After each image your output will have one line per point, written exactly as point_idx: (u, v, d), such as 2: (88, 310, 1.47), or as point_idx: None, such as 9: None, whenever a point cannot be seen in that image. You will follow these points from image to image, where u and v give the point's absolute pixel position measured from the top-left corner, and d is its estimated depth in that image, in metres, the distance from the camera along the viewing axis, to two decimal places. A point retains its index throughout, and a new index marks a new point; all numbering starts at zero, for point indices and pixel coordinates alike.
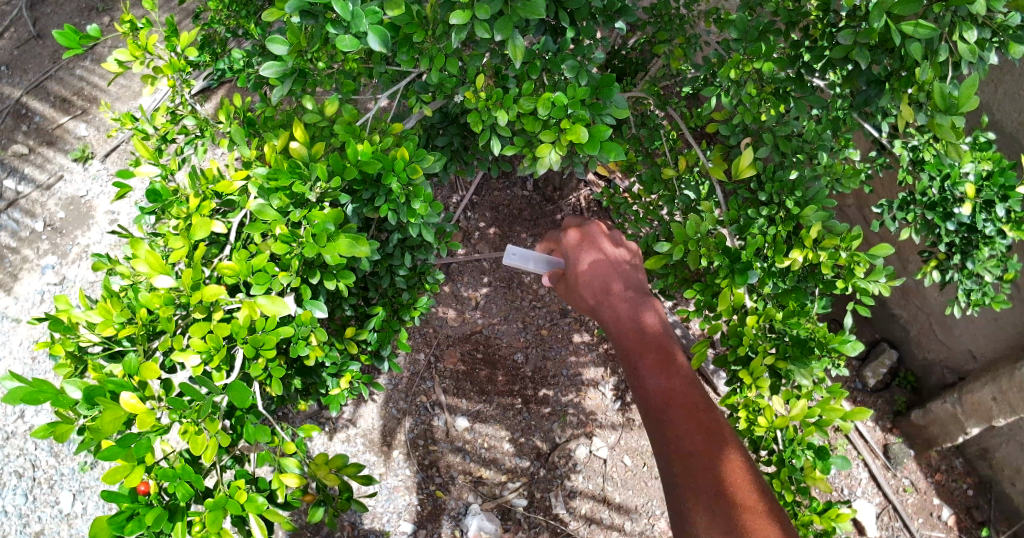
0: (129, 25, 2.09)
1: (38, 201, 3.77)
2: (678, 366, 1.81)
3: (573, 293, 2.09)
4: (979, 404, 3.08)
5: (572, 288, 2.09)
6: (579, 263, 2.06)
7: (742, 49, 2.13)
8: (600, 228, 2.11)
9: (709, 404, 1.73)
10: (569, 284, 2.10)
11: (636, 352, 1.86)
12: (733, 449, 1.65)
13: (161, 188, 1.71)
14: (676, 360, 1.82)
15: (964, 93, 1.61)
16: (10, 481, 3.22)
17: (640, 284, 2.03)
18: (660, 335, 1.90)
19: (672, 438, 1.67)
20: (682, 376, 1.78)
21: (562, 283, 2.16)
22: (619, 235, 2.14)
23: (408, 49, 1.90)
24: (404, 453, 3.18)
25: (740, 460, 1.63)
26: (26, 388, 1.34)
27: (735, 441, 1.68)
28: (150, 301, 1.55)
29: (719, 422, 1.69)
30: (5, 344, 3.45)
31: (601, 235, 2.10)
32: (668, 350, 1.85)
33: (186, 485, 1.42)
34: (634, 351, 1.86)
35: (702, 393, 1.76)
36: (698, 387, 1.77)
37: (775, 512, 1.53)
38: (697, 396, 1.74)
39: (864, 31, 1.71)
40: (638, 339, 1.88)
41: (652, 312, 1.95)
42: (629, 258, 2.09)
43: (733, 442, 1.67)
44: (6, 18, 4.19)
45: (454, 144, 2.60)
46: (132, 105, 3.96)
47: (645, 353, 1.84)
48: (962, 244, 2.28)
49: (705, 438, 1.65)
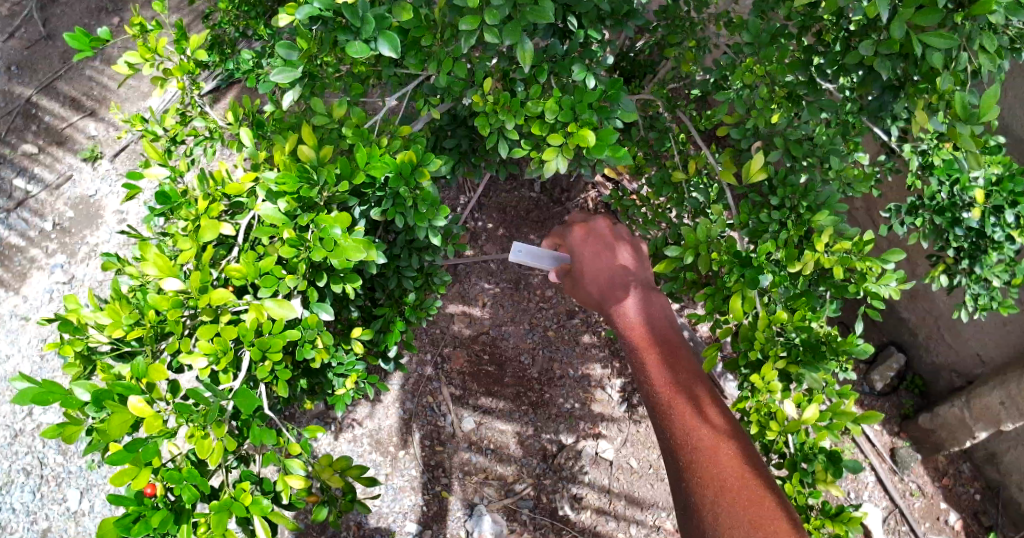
0: (139, 28, 2.08)
1: (47, 201, 3.79)
2: (683, 364, 1.80)
3: (579, 290, 2.08)
4: (988, 408, 3.07)
5: (578, 283, 2.08)
6: (584, 259, 2.05)
7: (754, 53, 2.13)
8: (605, 223, 2.10)
9: (716, 402, 1.72)
10: (574, 280, 2.09)
11: (642, 350, 1.85)
12: (742, 447, 1.64)
13: (170, 190, 1.71)
14: (682, 356, 1.81)
15: (984, 103, 1.58)
16: (18, 478, 3.24)
17: (646, 280, 2.01)
18: (667, 332, 1.89)
19: (680, 434, 1.66)
20: (688, 371, 1.77)
21: (568, 279, 2.15)
22: (625, 229, 2.13)
23: (416, 52, 1.91)
24: (410, 453, 3.20)
25: (749, 458, 1.62)
26: (37, 389, 1.36)
27: (743, 438, 1.67)
28: (159, 304, 1.54)
29: (725, 419, 1.69)
30: (14, 342, 3.47)
31: (606, 230, 2.09)
32: (675, 347, 1.84)
33: (192, 488, 1.44)
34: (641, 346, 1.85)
35: (709, 390, 1.75)
36: (705, 385, 1.76)
37: (782, 506, 1.54)
38: (704, 393, 1.73)
39: (886, 40, 1.69)
40: (644, 337, 1.87)
41: (659, 308, 1.94)
42: (635, 254, 2.08)
43: (741, 440, 1.66)
44: (16, 18, 4.22)
45: (463, 146, 2.60)
46: (141, 105, 3.98)
47: (651, 349, 1.83)
48: (970, 249, 2.26)
49: (712, 435, 1.64)
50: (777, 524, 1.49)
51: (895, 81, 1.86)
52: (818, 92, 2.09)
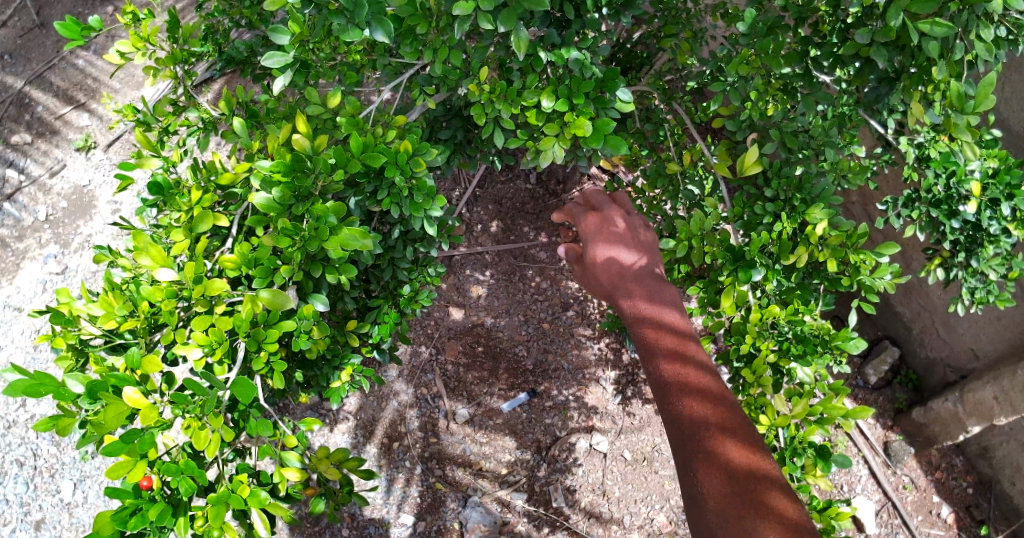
0: (131, 17, 2.06)
1: (40, 191, 3.77)
2: (654, 381, 1.66)
3: (588, 276, 2.00)
4: (981, 404, 3.08)
5: (587, 270, 2.00)
6: (595, 245, 1.99)
7: (752, 45, 2.03)
8: (617, 214, 2.07)
9: (680, 416, 1.55)
10: (584, 267, 2.02)
11: (650, 335, 1.74)
12: (699, 470, 1.45)
13: (162, 180, 1.70)
14: (691, 344, 1.71)
15: (981, 93, 1.62)
16: (12, 469, 3.22)
17: (656, 270, 1.94)
18: (644, 338, 1.75)
19: (685, 417, 1.54)
20: (697, 358, 1.66)
21: (576, 266, 2.07)
22: (636, 221, 2.09)
23: (412, 40, 1.86)
24: (404, 445, 3.19)
25: (735, 453, 1.46)
26: (28, 381, 1.33)
27: (704, 455, 1.46)
28: (152, 295, 1.54)
29: (684, 437, 1.51)
30: (7, 333, 3.45)
31: (617, 221, 2.05)
32: (684, 334, 1.74)
33: (188, 480, 1.42)
34: (650, 332, 1.74)
35: (675, 402, 1.57)
36: (670, 398, 1.59)
37: (791, 499, 1.40)
38: (668, 412, 1.58)
39: (881, 29, 1.68)
40: (653, 320, 1.77)
41: (670, 297, 1.85)
42: (646, 243, 2.01)
43: (700, 460, 1.46)
44: (9, 6, 4.18)
45: (457, 137, 2.56)
46: (134, 95, 3.94)
47: (661, 335, 1.73)
48: (966, 243, 2.24)
49: (692, 431, 1.51)
50: (786, 514, 1.36)
51: (891, 73, 1.84)
52: (814, 85, 2.09)
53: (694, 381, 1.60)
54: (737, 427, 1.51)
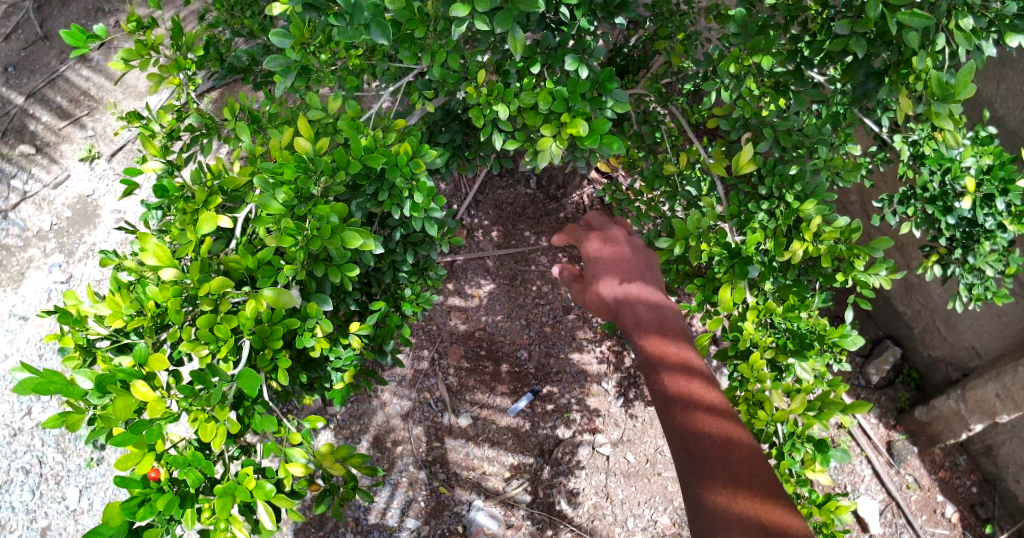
0: (134, 25, 2.09)
1: (46, 200, 3.81)
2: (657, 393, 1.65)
3: (589, 288, 1.99)
4: (983, 401, 3.09)
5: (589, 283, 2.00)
6: (598, 258, 2.00)
7: (742, 43, 2.07)
8: (619, 228, 2.07)
9: (684, 426, 1.53)
10: (585, 280, 2.02)
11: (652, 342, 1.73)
12: (702, 481, 1.44)
13: (167, 184, 1.76)
14: (693, 352, 1.70)
15: (960, 81, 1.64)
16: (17, 477, 3.24)
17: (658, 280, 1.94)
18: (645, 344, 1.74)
19: (686, 421, 1.54)
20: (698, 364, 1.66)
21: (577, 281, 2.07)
22: (638, 236, 2.09)
23: (410, 45, 1.89)
24: (409, 448, 3.20)
25: (735, 457, 1.46)
26: (37, 379, 1.35)
27: (709, 466, 1.45)
28: (160, 295, 1.56)
29: (688, 447, 1.49)
30: (13, 341, 3.48)
31: (620, 234, 2.06)
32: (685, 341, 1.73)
33: (196, 472, 1.44)
34: (652, 339, 1.73)
35: (679, 412, 1.56)
36: (673, 408, 1.57)
37: (790, 501, 1.40)
38: (670, 423, 1.56)
39: (862, 21, 1.72)
40: (656, 328, 1.76)
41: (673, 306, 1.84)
42: (649, 256, 2.01)
43: (704, 471, 1.45)
44: (12, 20, 4.25)
45: (457, 140, 2.61)
46: (137, 104, 3.98)
47: (663, 342, 1.72)
48: (964, 239, 2.27)
49: (693, 435, 1.50)
50: (784, 514, 1.36)
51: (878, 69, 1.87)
52: (805, 82, 2.11)
53: (698, 392, 1.59)
54: (741, 437, 1.50)
